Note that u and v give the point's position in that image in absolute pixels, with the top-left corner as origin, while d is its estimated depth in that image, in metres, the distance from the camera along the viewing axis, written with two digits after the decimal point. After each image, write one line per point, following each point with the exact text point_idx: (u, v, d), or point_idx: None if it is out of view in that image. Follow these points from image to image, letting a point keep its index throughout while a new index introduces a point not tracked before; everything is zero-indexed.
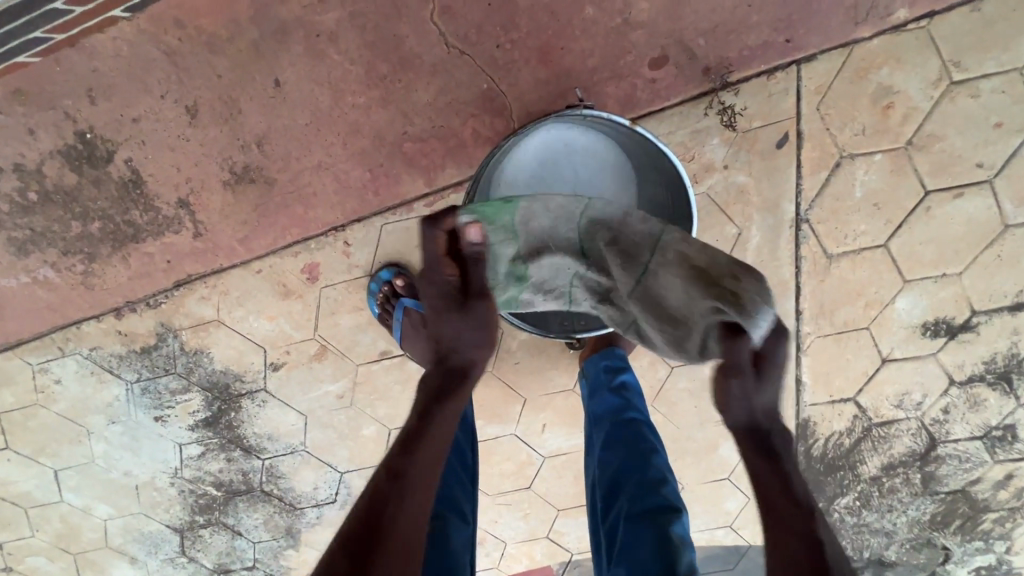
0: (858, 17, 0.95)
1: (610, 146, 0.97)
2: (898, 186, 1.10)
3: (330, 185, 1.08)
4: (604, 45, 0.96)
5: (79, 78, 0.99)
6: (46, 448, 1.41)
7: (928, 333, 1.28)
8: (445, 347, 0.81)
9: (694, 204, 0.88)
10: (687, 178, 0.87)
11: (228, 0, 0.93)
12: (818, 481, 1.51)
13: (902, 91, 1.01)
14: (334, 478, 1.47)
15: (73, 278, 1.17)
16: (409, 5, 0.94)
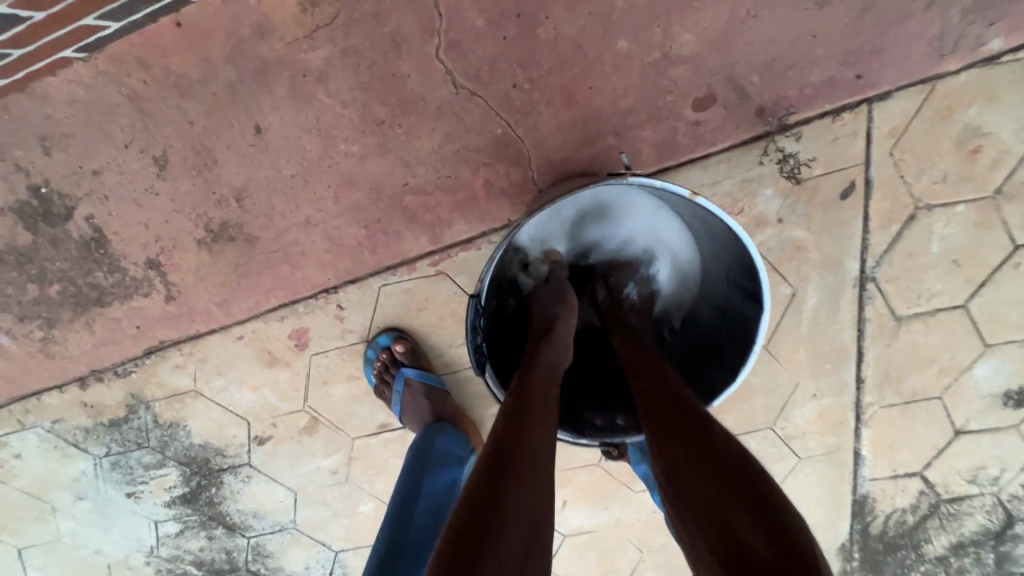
0: (943, 49, 0.80)
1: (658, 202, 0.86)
2: (983, 240, 0.94)
3: (320, 243, 0.94)
4: (639, 83, 0.81)
5: (31, 126, 0.86)
6: (7, 526, 1.27)
7: (1011, 403, 1.10)
8: (541, 373, 0.70)
9: (768, 296, 0.73)
10: (762, 267, 0.71)
11: (198, 37, 0.80)
12: (877, 561, 1.33)
13: (992, 133, 0.85)
14: (327, 557, 1.31)
15: (32, 346, 1.04)
16: (410, 40, 0.80)
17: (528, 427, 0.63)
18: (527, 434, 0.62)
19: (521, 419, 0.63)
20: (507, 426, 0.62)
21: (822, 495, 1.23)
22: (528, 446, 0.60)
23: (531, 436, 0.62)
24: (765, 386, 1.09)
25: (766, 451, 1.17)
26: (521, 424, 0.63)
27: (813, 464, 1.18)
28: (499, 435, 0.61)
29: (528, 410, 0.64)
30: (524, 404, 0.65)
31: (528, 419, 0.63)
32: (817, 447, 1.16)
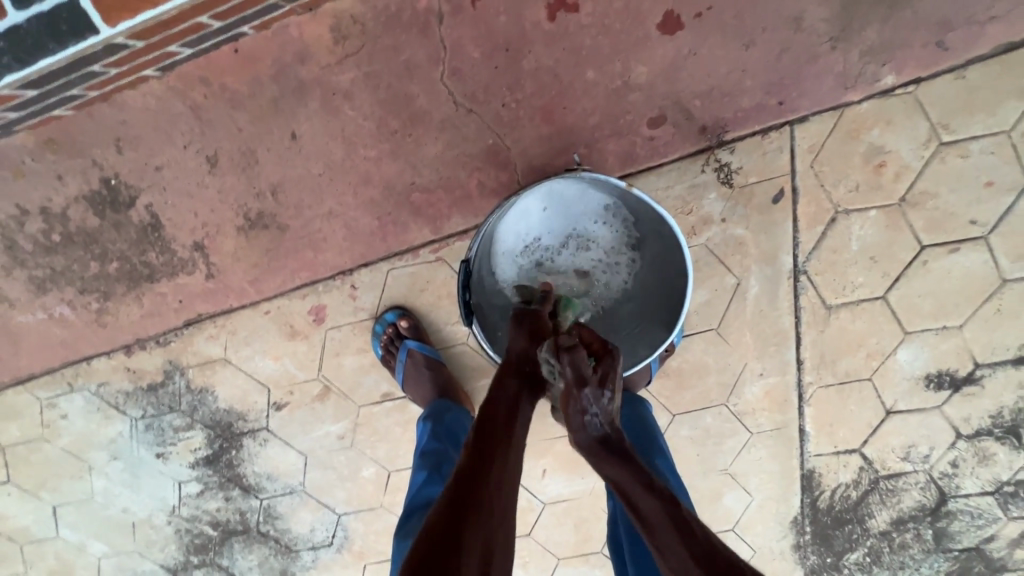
0: (847, 83, 0.99)
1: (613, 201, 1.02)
2: (894, 240, 1.12)
3: (340, 232, 1.12)
4: (604, 105, 1.01)
5: (109, 130, 1.05)
6: (46, 483, 1.42)
7: (932, 385, 1.27)
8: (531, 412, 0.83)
9: (691, 268, 0.92)
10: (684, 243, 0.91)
11: (250, 61, 1.00)
12: (826, 535, 1.47)
13: (893, 151, 1.04)
14: (331, 520, 1.46)
15: (88, 316, 1.21)
16: (420, 67, 1.00)
17: (498, 448, 0.77)
18: (497, 457, 0.76)
19: (493, 442, 0.77)
20: (481, 451, 0.76)
21: (773, 469, 1.38)
22: (497, 469, 0.75)
23: (500, 459, 0.76)
24: (718, 365, 1.26)
25: (721, 426, 1.33)
26: (492, 448, 0.77)
27: (763, 440, 1.34)
28: (474, 457, 0.75)
29: (498, 434, 0.78)
30: (496, 429, 0.79)
31: (499, 443, 0.77)
32: (766, 423, 1.32)
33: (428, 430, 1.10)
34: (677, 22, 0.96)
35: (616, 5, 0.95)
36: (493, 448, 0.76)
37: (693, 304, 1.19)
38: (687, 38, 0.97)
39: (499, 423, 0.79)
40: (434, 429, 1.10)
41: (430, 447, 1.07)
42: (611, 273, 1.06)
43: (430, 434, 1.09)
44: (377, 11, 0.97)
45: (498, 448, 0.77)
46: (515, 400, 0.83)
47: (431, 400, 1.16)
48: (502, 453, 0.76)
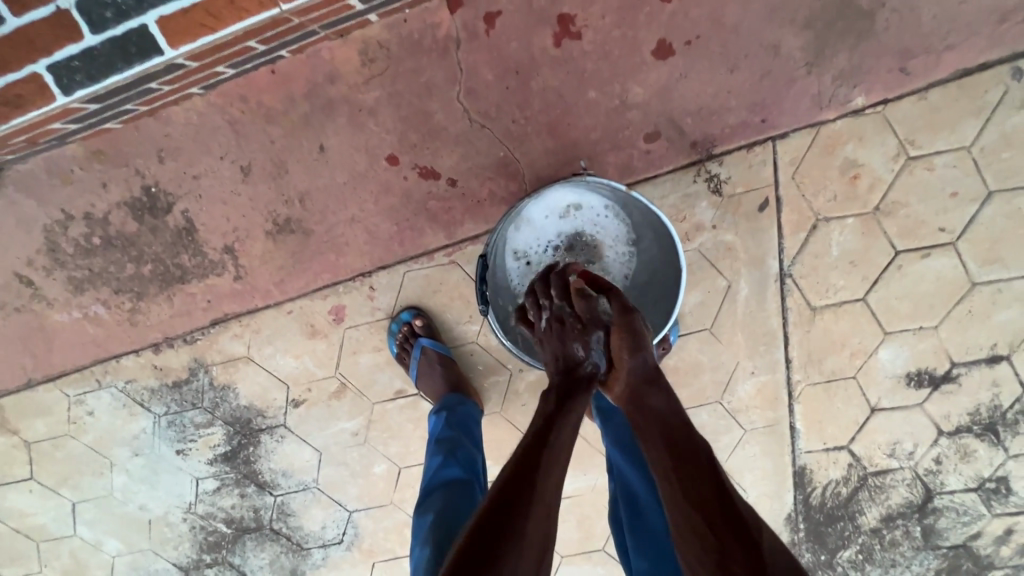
0: (822, 103, 1.10)
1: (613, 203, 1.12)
2: (870, 246, 1.22)
3: (361, 237, 1.21)
4: (605, 122, 1.12)
5: (153, 142, 1.15)
6: (68, 480, 1.47)
7: (913, 384, 1.36)
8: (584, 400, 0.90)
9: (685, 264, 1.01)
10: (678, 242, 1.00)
11: (286, 80, 1.10)
12: (820, 532, 1.52)
13: (866, 164, 1.15)
14: (343, 517, 1.51)
15: (120, 315, 1.29)
16: (438, 87, 1.10)
17: (549, 456, 0.81)
18: (548, 465, 0.80)
19: (544, 449, 0.82)
20: (535, 456, 0.80)
21: (767, 466, 1.45)
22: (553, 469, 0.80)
23: (551, 467, 0.80)
24: (712, 364, 1.34)
25: (717, 423, 1.40)
26: (544, 454, 0.81)
27: (756, 436, 1.41)
28: (528, 460, 0.79)
29: (550, 445, 0.83)
30: (548, 440, 0.83)
31: (552, 453, 0.81)
32: (759, 420, 1.40)
33: (443, 420, 1.18)
34: (670, 48, 1.07)
35: (615, 33, 1.07)
36: (545, 456, 0.81)
37: (688, 306, 1.28)
38: (679, 63, 1.08)
39: (553, 436, 0.84)
40: (450, 419, 1.17)
41: (446, 435, 1.15)
42: (615, 272, 1.15)
43: (446, 424, 1.17)
44: (401, 37, 1.08)
45: (549, 457, 0.81)
46: (570, 412, 0.88)
47: (443, 394, 1.23)
48: (552, 462, 0.81)
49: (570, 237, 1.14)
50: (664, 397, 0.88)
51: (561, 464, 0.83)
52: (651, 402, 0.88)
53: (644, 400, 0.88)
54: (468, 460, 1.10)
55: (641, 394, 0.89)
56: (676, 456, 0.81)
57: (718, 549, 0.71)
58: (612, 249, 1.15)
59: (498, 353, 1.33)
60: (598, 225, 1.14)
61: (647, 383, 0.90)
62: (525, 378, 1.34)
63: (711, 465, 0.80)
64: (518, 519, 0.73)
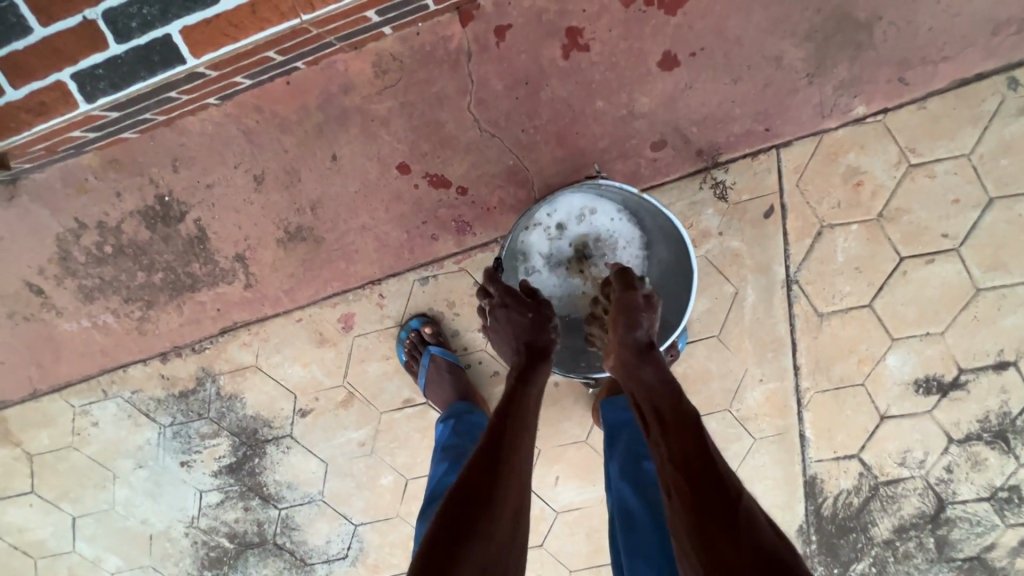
0: (824, 112, 1.13)
1: (621, 207, 1.16)
2: (875, 252, 1.23)
3: (371, 245, 1.23)
4: (612, 130, 1.14)
5: (168, 151, 1.17)
6: (69, 493, 1.45)
7: (921, 390, 1.36)
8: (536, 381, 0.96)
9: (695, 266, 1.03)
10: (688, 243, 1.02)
11: (300, 91, 1.13)
12: (832, 544, 1.50)
13: (868, 171, 1.17)
14: (348, 531, 1.48)
15: (129, 324, 1.29)
16: (449, 97, 1.13)
17: (521, 428, 0.87)
18: (521, 436, 0.86)
19: (518, 422, 0.87)
20: (510, 430, 0.86)
21: (777, 475, 1.44)
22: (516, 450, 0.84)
23: (523, 438, 0.86)
24: (721, 371, 1.34)
25: (726, 432, 1.39)
26: (517, 427, 0.87)
27: (766, 445, 1.41)
28: (501, 432, 0.85)
29: (523, 417, 0.89)
30: (522, 414, 0.89)
31: (524, 425, 0.88)
32: (768, 428, 1.39)
33: (449, 429, 1.17)
34: (675, 60, 1.10)
35: (621, 46, 1.09)
36: (518, 428, 0.87)
37: (695, 313, 1.29)
38: (684, 74, 1.11)
39: (525, 410, 0.90)
40: (456, 428, 1.17)
41: (452, 444, 1.14)
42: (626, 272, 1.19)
43: (452, 433, 1.16)
44: (413, 50, 1.11)
45: (521, 429, 0.87)
46: (540, 388, 0.95)
47: (453, 402, 1.23)
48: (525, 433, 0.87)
49: (583, 239, 1.17)
50: (654, 370, 0.90)
51: (532, 435, 0.89)
52: (644, 376, 0.91)
53: (636, 375, 0.91)
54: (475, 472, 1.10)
55: (635, 367, 0.91)
56: (664, 430, 0.84)
57: (691, 498, 0.74)
58: (622, 252, 1.18)
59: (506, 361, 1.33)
60: (609, 229, 1.18)
61: (638, 355, 0.92)
62: None
63: (696, 435, 0.81)
64: (493, 485, 0.78)
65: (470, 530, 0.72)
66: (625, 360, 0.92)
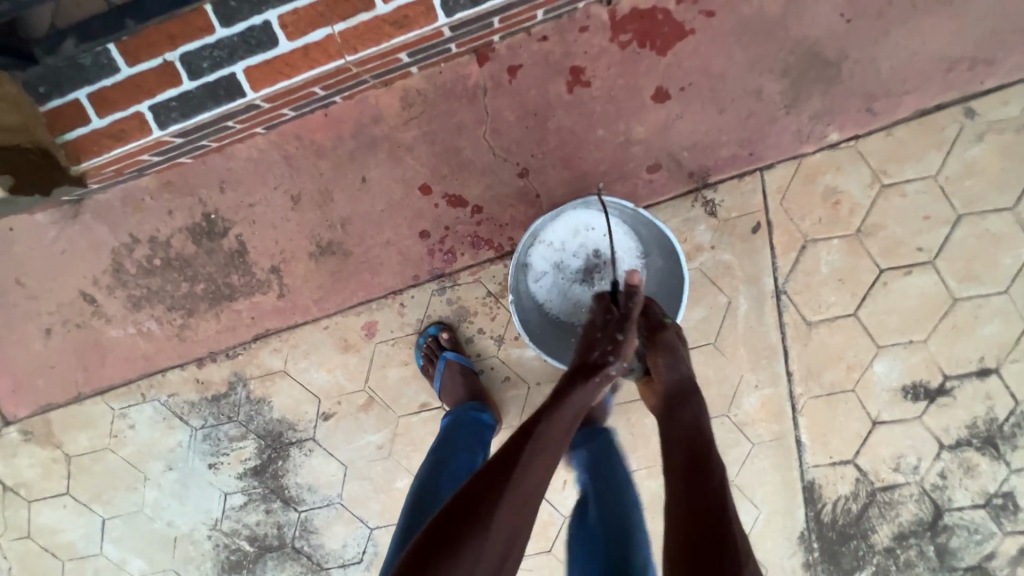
0: (802, 138, 1.27)
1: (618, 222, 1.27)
2: (856, 264, 1.34)
3: (394, 258, 1.35)
4: (612, 155, 1.28)
5: (217, 174, 1.31)
6: (102, 495, 1.53)
7: (909, 397, 1.43)
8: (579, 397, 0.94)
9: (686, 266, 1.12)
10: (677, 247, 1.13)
11: (336, 122, 1.28)
12: (834, 551, 1.54)
13: (845, 191, 1.30)
14: (363, 535, 1.54)
15: (170, 331, 1.40)
16: (467, 126, 1.27)
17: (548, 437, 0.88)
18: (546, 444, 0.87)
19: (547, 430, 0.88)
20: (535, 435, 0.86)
21: (777, 480, 1.50)
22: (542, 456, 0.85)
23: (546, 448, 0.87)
24: (718, 377, 1.43)
25: (725, 436, 1.47)
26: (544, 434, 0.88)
27: (764, 450, 1.47)
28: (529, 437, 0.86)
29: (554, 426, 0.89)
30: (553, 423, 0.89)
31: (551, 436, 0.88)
32: (766, 433, 1.46)
33: (456, 424, 1.25)
34: (667, 94, 1.24)
35: (620, 81, 1.24)
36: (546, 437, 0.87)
37: (692, 321, 1.39)
38: (675, 105, 1.25)
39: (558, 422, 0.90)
40: (463, 424, 1.25)
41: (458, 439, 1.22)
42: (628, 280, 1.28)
43: (458, 427, 1.24)
44: (436, 86, 1.26)
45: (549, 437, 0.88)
46: (577, 408, 0.93)
47: (463, 402, 1.32)
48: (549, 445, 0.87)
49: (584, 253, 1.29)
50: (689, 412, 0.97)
51: (556, 447, 0.89)
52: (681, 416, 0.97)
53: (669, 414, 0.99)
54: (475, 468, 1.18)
55: (671, 405, 1.00)
56: (687, 479, 0.84)
57: (694, 548, 0.73)
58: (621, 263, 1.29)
59: (516, 367, 1.42)
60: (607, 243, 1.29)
61: (677, 402, 1.00)
62: (541, 391, 1.43)
63: (720, 492, 0.81)
64: (506, 482, 0.80)
65: (471, 514, 0.76)
66: (666, 400, 1.01)
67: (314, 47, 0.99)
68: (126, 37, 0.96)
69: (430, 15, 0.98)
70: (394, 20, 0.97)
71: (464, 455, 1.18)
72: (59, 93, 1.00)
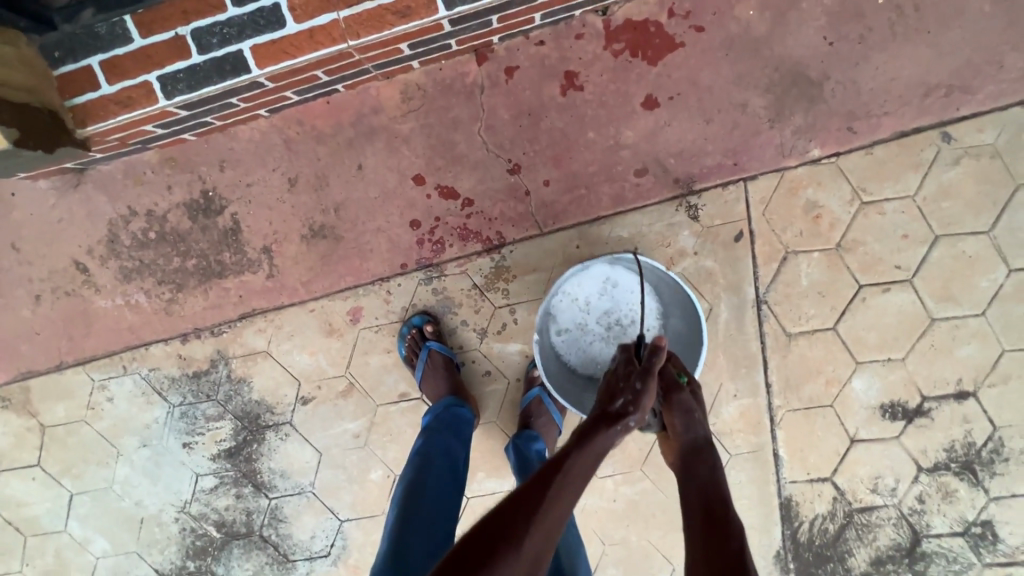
0: (785, 152, 1.31)
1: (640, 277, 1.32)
2: (836, 278, 1.37)
3: (384, 246, 1.38)
4: (601, 158, 1.32)
5: (218, 153, 1.35)
6: (72, 469, 1.51)
7: (887, 415, 1.43)
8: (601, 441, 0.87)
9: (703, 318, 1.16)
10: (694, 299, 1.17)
11: (337, 110, 1.32)
12: (810, 573, 1.51)
13: (826, 206, 1.33)
14: (333, 527, 1.52)
15: (158, 305, 1.42)
16: (463, 122, 1.32)
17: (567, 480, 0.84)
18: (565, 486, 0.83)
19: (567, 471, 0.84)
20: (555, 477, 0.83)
21: (753, 495, 1.48)
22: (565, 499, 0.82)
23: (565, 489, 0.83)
24: None
25: None
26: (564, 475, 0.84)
27: (742, 462, 1.47)
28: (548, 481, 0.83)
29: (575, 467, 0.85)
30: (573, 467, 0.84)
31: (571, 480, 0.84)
32: (743, 444, 1.46)
33: (436, 414, 1.27)
34: (656, 101, 1.29)
35: (611, 88, 1.29)
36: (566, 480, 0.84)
37: None
38: (664, 113, 1.30)
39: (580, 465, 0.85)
40: (442, 414, 1.27)
41: (436, 428, 1.24)
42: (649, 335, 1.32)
43: (437, 417, 1.27)
44: (436, 82, 1.31)
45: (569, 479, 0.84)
46: (598, 453, 0.87)
47: (444, 395, 1.33)
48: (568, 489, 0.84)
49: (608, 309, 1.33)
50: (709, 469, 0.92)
51: (581, 487, 0.86)
52: (699, 475, 0.93)
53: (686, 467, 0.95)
54: (452, 454, 1.19)
55: (689, 465, 0.95)
56: (707, 534, 0.81)
57: None
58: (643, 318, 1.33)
59: (498, 362, 1.43)
60: (628, 298, 1.33)
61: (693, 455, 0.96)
62: (520, 388, 1.43)
63: (741, 553, 0.77)
64: (524, 526, 0.77)
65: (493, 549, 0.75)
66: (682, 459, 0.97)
67: (320, 31, 1.04)
68: (141, 11, 1.02)
69: (432, 9, 1.03)
70: (397, 11, 1.03)
71: (440, 442, 1.21)
72: (72, 58, 1.05)
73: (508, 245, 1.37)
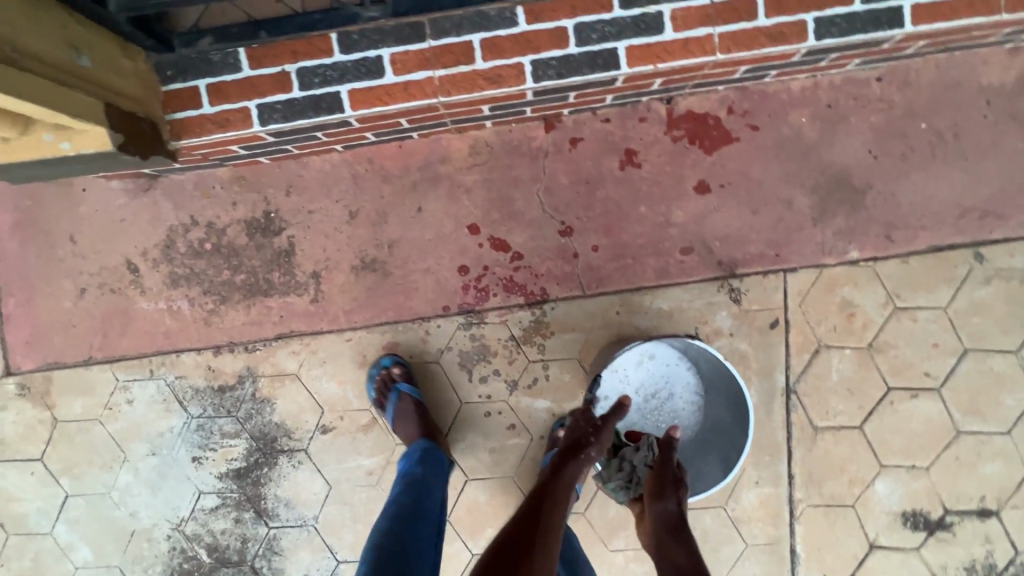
0: (825, 250, 1.37)
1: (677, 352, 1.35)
2: (866, 377, 1.39)
3: (431, 286, 1.41)
4: (651, 232, 1.38)
5: (287, 178, 1.41)
6: (74, 468, 1.47)
7: (909, 524, 1.41)
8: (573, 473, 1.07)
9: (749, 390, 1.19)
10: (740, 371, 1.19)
11: (407, 154, 1.40)
12: None
13: (861, 306, 1.38)
14: (328, 567, 1.46)
15: (199, 314, 1.44)
16: (524, 181, 1.39)
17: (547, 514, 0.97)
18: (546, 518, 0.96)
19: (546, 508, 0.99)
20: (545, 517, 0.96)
21: None
22: (556, 517, 0.97)
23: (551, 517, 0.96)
24: None
25: (719, 531, 1.43)
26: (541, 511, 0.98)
27: (757, 554, 1.43)
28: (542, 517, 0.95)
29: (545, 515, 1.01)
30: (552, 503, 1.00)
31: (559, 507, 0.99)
32: (761, 534, 1.43)
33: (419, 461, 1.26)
34: (708, 187, 1.36)
35: (667, 169, 1.37)
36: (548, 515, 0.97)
37: None
38: (715, 199, 1.37)
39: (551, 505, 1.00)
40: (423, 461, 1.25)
41: (418, 483, 1.20)
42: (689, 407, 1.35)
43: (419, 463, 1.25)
44: (503, 141, 1.39)
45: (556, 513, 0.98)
46: (574, 480, 1.07)
47: (417, 445, 1.30)
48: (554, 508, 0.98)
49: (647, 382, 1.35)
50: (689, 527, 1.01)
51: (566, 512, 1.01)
52: (671, 556, 0.98)
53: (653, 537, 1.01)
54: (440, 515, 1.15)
55: (661, 539, 1.01)
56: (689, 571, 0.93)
57: None
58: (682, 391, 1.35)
59: (523, 417, 1.43)
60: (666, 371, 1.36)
61: (673, 533, 1.01)
62: (543, 446, 1.43)
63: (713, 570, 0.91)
64: (534, 542, 0.89)
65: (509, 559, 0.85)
66: (660, 530, 1.02)
67: (414, 84, 1.13)
68: (256, 45, 1.11)
69: (520, 79, 1.12)
70: (489, 76, 1.12)
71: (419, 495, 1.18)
72: (182, 77, 1.12)
73: (550, 302, 1.40)
